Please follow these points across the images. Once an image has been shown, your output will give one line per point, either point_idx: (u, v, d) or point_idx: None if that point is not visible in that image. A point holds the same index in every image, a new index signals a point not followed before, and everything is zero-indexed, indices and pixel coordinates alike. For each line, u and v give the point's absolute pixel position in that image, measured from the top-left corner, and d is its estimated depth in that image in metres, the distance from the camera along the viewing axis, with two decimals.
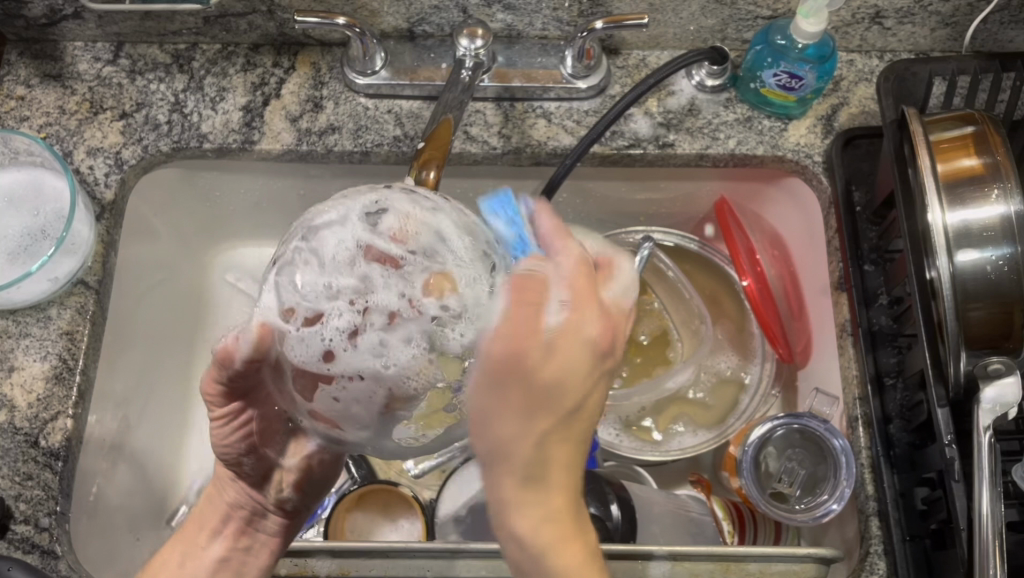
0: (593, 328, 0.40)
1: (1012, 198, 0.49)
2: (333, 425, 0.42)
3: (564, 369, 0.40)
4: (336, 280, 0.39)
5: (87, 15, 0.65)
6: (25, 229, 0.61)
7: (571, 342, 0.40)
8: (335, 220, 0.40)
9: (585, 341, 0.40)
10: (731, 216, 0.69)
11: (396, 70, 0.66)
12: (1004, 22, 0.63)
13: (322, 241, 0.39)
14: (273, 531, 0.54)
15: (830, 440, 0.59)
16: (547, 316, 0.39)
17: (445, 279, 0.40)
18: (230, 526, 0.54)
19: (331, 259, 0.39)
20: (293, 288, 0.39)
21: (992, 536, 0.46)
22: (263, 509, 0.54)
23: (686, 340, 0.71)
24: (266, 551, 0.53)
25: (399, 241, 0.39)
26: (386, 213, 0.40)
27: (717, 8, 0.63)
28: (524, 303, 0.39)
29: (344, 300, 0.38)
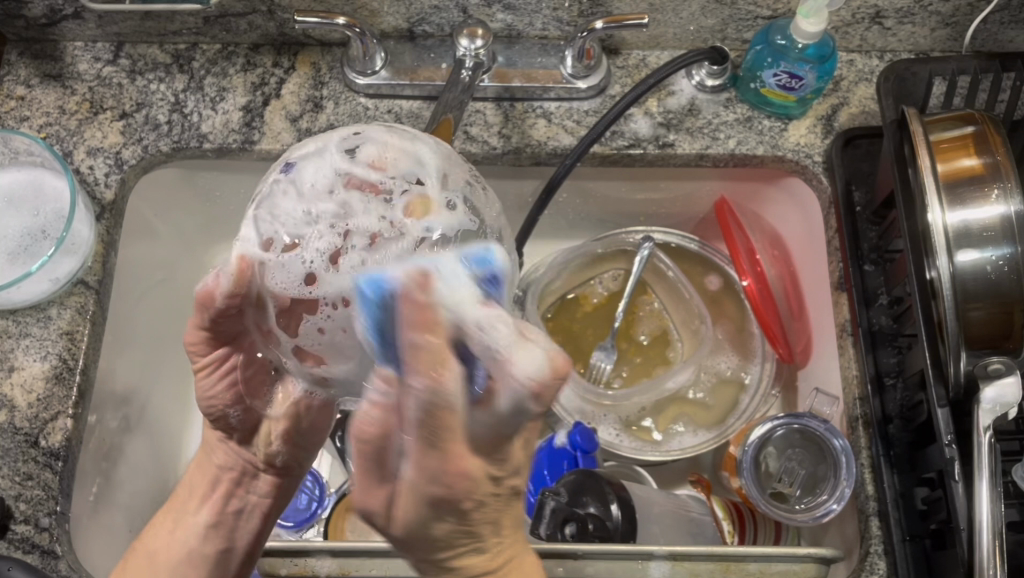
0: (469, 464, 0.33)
1: (1012, 198, 0.49)
2: (319, 361, 0.40)
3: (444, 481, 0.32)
4: (315, 207, 0.39)
5: (87, 15, 0.65)
6: (25, 229, 0.61)
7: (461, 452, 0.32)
8: (311, 153, 0.41)
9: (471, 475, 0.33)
10: (731, 216, 0.69)
11: (396, 70, 0.66)
12: (1004, 22, 0.63)
13: (301, 172, 0.40)
14: (264, 492, 0.56)
15: (830, 440, 0.59)
16: (447, 433, 0.31)
17: (426, 202, 0.39)
18: (220, 492, 0.54)
19: (310, 187, 0.39)
20: (273, 215, 0.39)
21: (992, 536, 0.46)
22: (251, 471, 0.55)
23: (686, 340, 0.72)
24: (257, 515, 0.55)
25: (378, 167, 0.40)
26: (363, 144, 0.41)
27: (717, 8, 0.63)
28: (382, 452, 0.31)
29: (326, 223, 0.38)
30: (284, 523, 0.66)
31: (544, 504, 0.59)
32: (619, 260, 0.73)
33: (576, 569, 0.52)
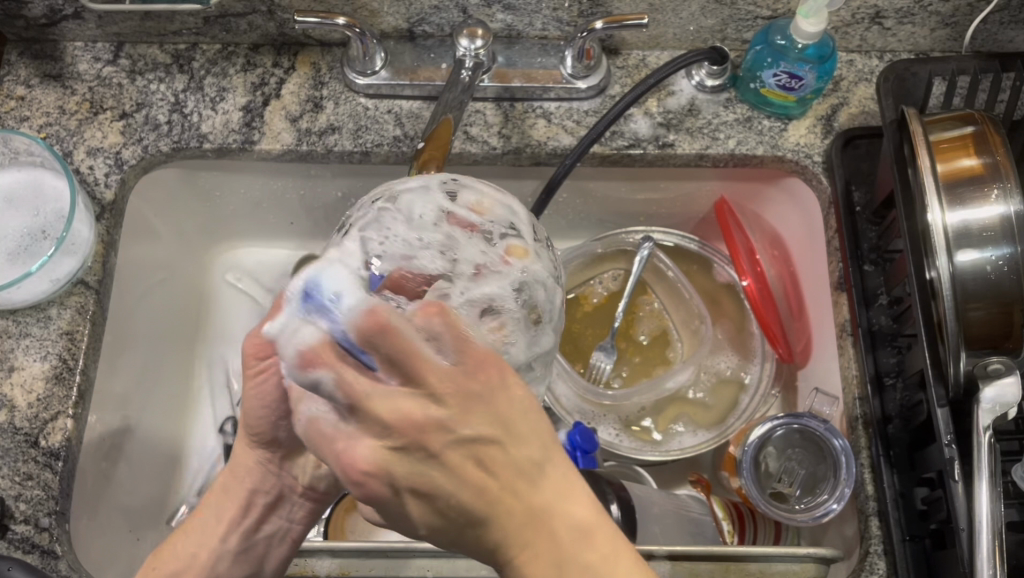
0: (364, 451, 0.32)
1: (1012, 198, 0.49)
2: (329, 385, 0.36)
3: (385, 430, 0.31)
4: (423, 236, 0.40)
5: (87, 15, 0.65)
6: (25, 229, 0.61)
7: (402, 408, 0.31)
8: (416, 188, 0.42)
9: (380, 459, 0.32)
10: (731, 215, 0.69)
11: (396, 70, 0.66)
12: (1004, 22, 0.63)
13: (407, 203, 0.41)
14: (298, 518, 0.55)
15: (830, 440, 0.59)
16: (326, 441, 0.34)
17: (524, 248, 0.41)
18: (252, 515, 0.53)
19: (417, 217, 0.41)
20: (383, 233, 0.39)
21: (992, 536, 0.46)
22: (287, 495, 0.54)
23: (686, 340, 0.72)
24: (287, 541, 0.54)
25: (477, 212, 0.42)
26: (466, 189, 0.43)
27: (717, 8, 0.63)
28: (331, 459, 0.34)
29: (433, 252, 0.39)
30: None
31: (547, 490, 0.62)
32: (619, 260, 0.73)
33: None
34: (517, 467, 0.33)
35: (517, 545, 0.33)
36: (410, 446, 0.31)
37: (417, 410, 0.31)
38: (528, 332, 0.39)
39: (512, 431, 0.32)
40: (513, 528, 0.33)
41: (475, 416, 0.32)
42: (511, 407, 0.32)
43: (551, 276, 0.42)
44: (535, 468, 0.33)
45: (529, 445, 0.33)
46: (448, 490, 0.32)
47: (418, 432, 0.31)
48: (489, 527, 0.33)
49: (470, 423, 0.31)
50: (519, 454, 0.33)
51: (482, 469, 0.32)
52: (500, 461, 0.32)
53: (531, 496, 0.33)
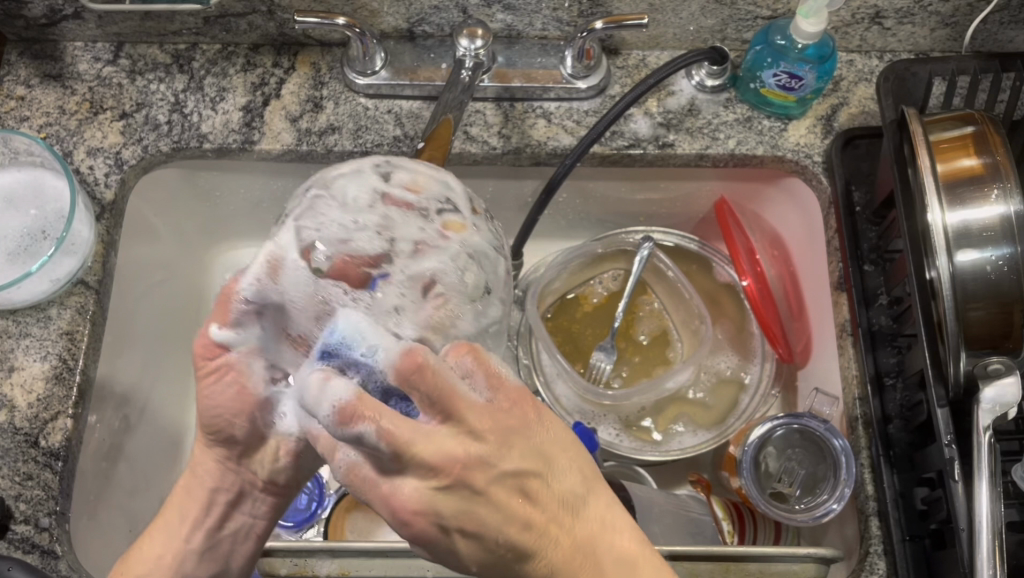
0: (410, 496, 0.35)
1: (1012, 198, 0.49)
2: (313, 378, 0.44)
3: (432, 471, 0.34)
4: (359, 218, 0.44)
5: (87, 15, 0.65)
6: (25, 229, 0.61)
7: (448, 449, 0.34)
8: (351, 173, 0.47)
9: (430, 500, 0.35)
10: (731, 215, 0.69)
11: (396, 70, 0.66)
12: (1004, 22, 0.63)
13: (340, 187, 0.46)
14: (262, 513, 0.52)
15: (830, 440, 0.59)
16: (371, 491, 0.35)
17: (461, 222, 0.46)
18: (214, 514, 0.50)
19: (352, 200, 0.45)
20: (317, 220, 0.44)
21: (992, 536, 0.46)
22: (248, 492, 0.50)
23: (686, 340, 0.72)
24: (251, 537, 0.52)
25: (414, 190, 0.46)
26: (400, 170, 0.47)
27: (717, 8, 0.63)
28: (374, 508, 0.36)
29: (374, 232, 0.44)
30: (284, 523, 0.66)
31: None
32: (619, 260, 0.73)
33: None
34: (559, 499, 0.37)
35: (569, 573, 0.36)
36: (463, 484, 0.34)
37: (461, 449, 0.34)
38: (473, 306, 0.44)
39: (548, 464, 0.37)
40: (563, 557, 0.36)
41: (513, 451, 0.36)
42: (540, 443, 0.37)
43: (492, 245, 0.47)
44: (577, 506, 0.37)
45: (563, 487, 0.37)
46: (494, 526, 0.36)
47: (465, 469, 0.34)
48: (538, 559, 0.36)
49: (512, 463, 0.36)
50: (558, 485, 0.37)
51: (526, 504, 0.36)
52: (545, 506, 0.36)
53: (575, 526, 0.37)
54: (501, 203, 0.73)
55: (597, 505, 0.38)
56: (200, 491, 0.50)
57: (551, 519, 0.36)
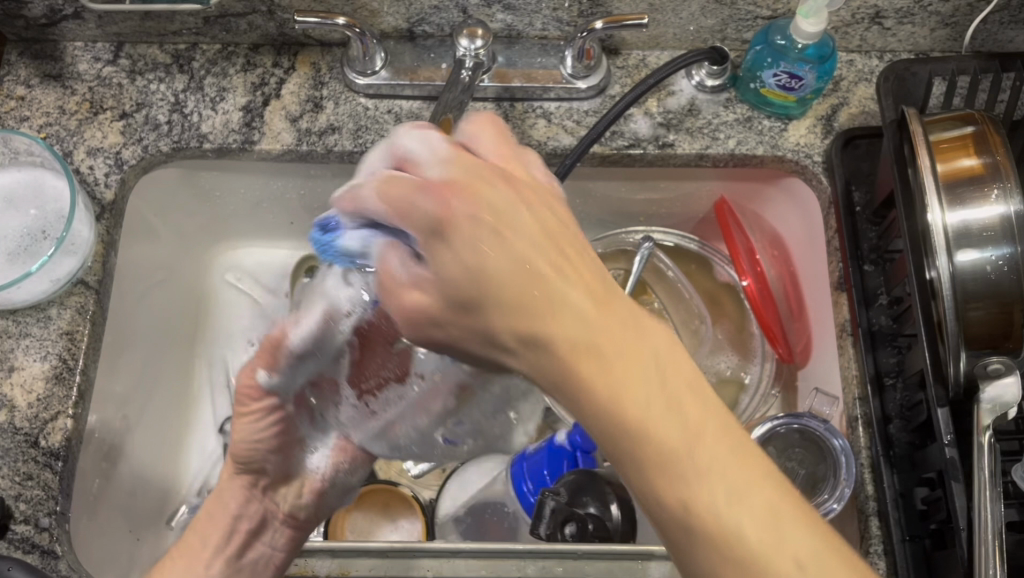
0: (513, 245, 0.33)
1: (1012, 198, 0.49)
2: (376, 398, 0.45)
3: (470, 211, 0.33)
4: None
5: (87, 15, 0.65)
6: (25, 229, 0.61)
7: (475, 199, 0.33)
8: None
9: (506, 252, 0.33)
10: (731, 216, 0.70)
11: (396, 70, 0.66)
12: (1004, 22, 0.63)
13: None
14: (281, 545, 0.54)
15: (830, 440, 0.60)
16: (467, 238, 0.33)
17: None
18: (236, 541, 0.53)
19: None
20: None
21: (992, 536, 0.46)
22: (270, 520, 0.54)
23: (686, 339, 0.71)
24: (270, 568, 0.54)
25: None
26: None
27: (717, 8, 0.63)
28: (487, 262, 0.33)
29: None
30: None
31: (544, 502, 0.59)
32: (619, 260, 0.73)
33: (576, 569, 0.53)
34: (590, 267, 0.34)
35: (609, 360, 0.32)
36: (498, 226, 0.33)
37: (491, 195, 0.34)
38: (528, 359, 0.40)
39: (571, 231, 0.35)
40: (608, 338, 0.32)
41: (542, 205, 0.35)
42: (552, 216, 0.35)
43: None
44: (619, 299, 0.33)
45: (597, 274, 0.34)
46: (530, 284, 0.33)
47: (502, 211, 0.33)
48: (577, 329, 0.32)
49: (547, 233, 0.34)
50: (587, 257, 0.34)
51: (558, 260, 0.33)
52: (592, 293, 0.33)
53: (610, 308, 0.33)
54: None
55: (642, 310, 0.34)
56: (223, 517, 0.53)
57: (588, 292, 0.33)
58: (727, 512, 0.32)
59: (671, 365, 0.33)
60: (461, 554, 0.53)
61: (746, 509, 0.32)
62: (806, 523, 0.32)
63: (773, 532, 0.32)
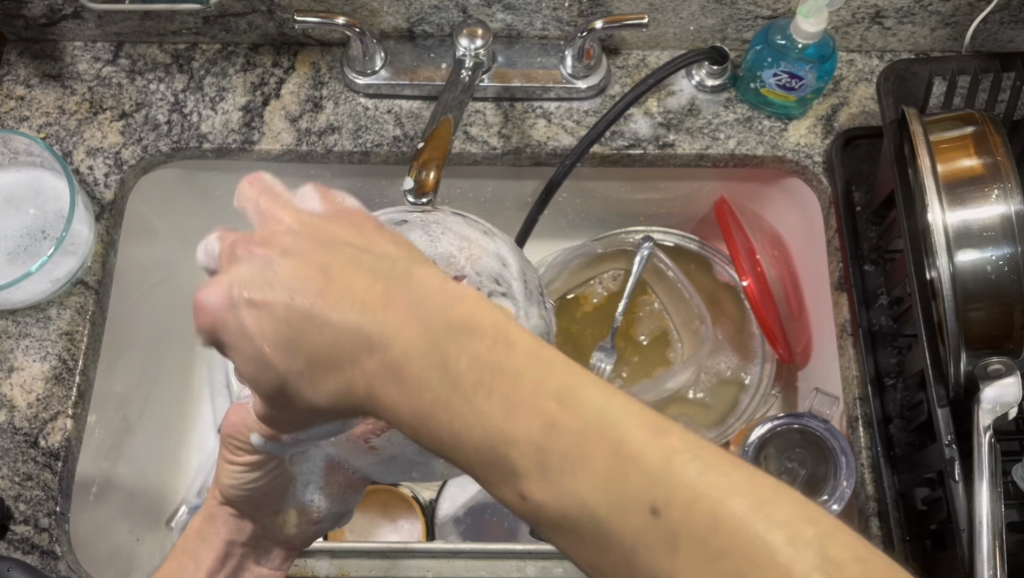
0: (326, 318, 0.31)
1: (1012, 198, 0.49)
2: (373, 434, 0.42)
3: (273, 306, 0.33)
4: None
5: (87, 15, 0.65)
6: (25, 229, 0.61)
7: (281, 280, 0.33)
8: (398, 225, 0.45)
9: (323, 326, 0.32)
10: (731, 215, 0.70)
11: (396, 70, 0.66)
12: (1004, 22, 0.63)
13: None
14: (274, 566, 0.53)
15: (830, 441, 0.60)
16: (297, 323, 0.32)
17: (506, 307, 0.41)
18: (228, 565, 0.52)
19: None
20: None
21: (992, 536, 0.46)
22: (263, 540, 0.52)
23: (686, 340, 0.71)
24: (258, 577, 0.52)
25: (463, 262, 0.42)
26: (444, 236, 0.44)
27: (717, 8, 0.63)
28: (321, 339, 0.32)
29: None
30: None
31: (543, 503, 0.59)
32: (619, 260, 0.73)
33: (576, 569, 0.53)
34: (412, 300, 0.30)
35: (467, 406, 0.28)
36: (309, 302, 0.32)
37: (290, 271, 0.33)
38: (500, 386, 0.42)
39: (381, 267, 0.32)
40: (453, 376, 0.29)
41: (346, 260, 0.33)
42: (353, 256, 0.33)
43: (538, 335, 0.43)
44: (434, 341, 0.29)
45: (410, 311, 0.30)
46: (347, 372, 0.32)
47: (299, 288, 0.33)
48: (419, 387, 0.29)
49: (343, 298, 0.31)
50: (411, 288, 0.31)
51: (365, 306, 0.31)
52: (399, 363, 0.30)
53: (447, 340, 0.29)
54: (501, 203, 0.73)
55: (480, 333, 0.29)
56: (215, 540, 0.51)
57: (423, 332, 0.30)
58: (625, 551, 0.26)
59: (510, 400, 0.27)
60: (461, 554, 0.53)
61: (643, 542, 0.25)
62: (732, 498, 0.25)
63: (681, 551, 0.25)
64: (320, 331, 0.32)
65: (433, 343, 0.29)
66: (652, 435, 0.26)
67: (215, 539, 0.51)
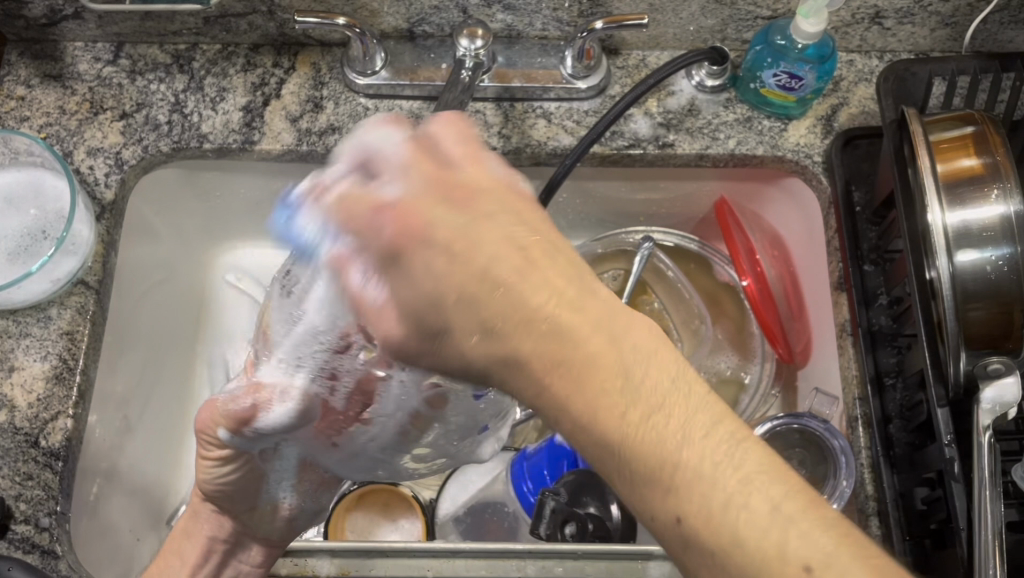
0: (510, 287, 0.33)
1: (1011, 198, 0.49)
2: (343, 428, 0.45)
3: (455, 255, 0.33)
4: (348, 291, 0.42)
5: (87, 15, 0.65)
6: (25, 229, 0.61)
7: (472, 234, 0.34)
8: None
9: (506, 293, 0.33)
10: (731, 215, 0.70)
11: (396, 70, 0.66)
12: (1004, 22, 0.63)
13: None
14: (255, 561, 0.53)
15: (830, 440, 0.60)
16: (473, 286, 0.33)
17: None
18: (213, 560, 0.52)
19: None
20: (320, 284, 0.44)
21: (992, 536, 0.46)
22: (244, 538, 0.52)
23: (686, 340, 0.71)
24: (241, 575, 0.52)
25: None
26: None
27: (717, 8, 0.63)
28: (492, 310, 0.33)
29: None
30: None
31: (544, 503, 0.59)
32: (619, 260, 0.72)
33: (576, 568, 0.53)
34: (584, 312, 0.33)
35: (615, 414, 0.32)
36: (486, 270, 0.33)
37: (480, 232, 0.34)
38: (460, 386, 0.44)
39: (558, 264, 0.34)
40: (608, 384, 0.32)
41: (530, 247, 0.34)
42: (535, 242, 0.34)
43: None
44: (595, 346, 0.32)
45: (581, 316, 0.33)
46: (507, 349, 0.33)
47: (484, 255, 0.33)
48: (568, 384, 0.32)
49: (523, 281, 0.33)
50: (584, 300, 0.33)
51: (541, 296, 0.33)
52: (564, 360, 0.32)
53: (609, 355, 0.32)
54: None
55: (630, 354, 0.32)
56: (198, 536, 0.52)
57: (589, 344, 0.33)
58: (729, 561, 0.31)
59: (658, 414, 0.32)
60: (461, 554, 0.53)
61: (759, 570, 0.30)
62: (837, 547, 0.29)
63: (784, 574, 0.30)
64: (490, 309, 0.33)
65: (593, 354, 0.32)
66: (772, 482, 0.31)
67: (198, 535, 0.52)
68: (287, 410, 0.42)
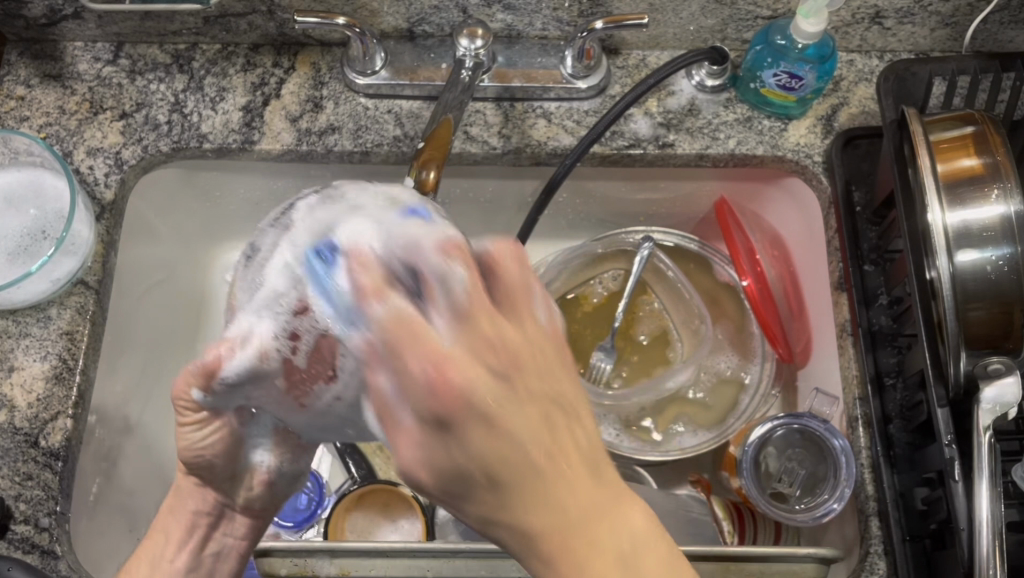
0: (521, 435, 0.32)
1: (1012, 198, 0.49)
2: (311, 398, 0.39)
3: (482, 391, 0.32)
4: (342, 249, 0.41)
5: (87, 15, 0.65)
6: (25, 229, 0.61)
7: (500, 376, 0.32)
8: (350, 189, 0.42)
9: (517, 442, 0.32)
10: (731, 215, 0.70)
11: (396, 70, 0.66)
12: (1004, 22, 0.63)
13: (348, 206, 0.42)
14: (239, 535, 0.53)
15: (830, 440, 0.59)
16: (484, 426, 0.31)
17: None
18: (196, 536, 0.52)
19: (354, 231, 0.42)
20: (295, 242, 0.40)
21: (992, 536, 0.46)
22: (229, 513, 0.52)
23: (686, 340, 0.71)
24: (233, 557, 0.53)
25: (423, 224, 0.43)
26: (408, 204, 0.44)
27: (717, 8, 0.63)
28: (498, 449, 0.31)
29: None
30: (285, 523, 0.66)
31: None
32: (619, 260, 0.73)
33: None
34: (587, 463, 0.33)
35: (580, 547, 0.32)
36: (510, 416, 0.32)
37: (515, 389, 0.32)
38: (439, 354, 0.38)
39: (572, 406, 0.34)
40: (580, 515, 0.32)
41: (553, 392, 0.33)
42: (559, 391, 0.34)
43: None
44: (589, 502, 0.32)
45: (583, 462, 0.33)
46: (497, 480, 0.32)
47: (508, 404, 0.32)
48: (549, 512, 0.32)
49: (537, 433, 0.32)
50: (588, 445, 0.33)
51: (548, 446, 0.32)
52: (550, 494, 0.32)
53: (598, 495, 0.33)
54: (500, 203, 0.73)
55: (617, 509, 0.33)
56: (183, 515, 0.52)
57: (581, 487, 0.33)
58: None
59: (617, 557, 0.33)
60: (460, 554, 0.53)
61: None
62: None
63: None
64: (496, 456, 0.32)
65: (583, 496, 0.32)
66: None
67: (184, 512, 0.52)
68: (248, 357, 0.38)
